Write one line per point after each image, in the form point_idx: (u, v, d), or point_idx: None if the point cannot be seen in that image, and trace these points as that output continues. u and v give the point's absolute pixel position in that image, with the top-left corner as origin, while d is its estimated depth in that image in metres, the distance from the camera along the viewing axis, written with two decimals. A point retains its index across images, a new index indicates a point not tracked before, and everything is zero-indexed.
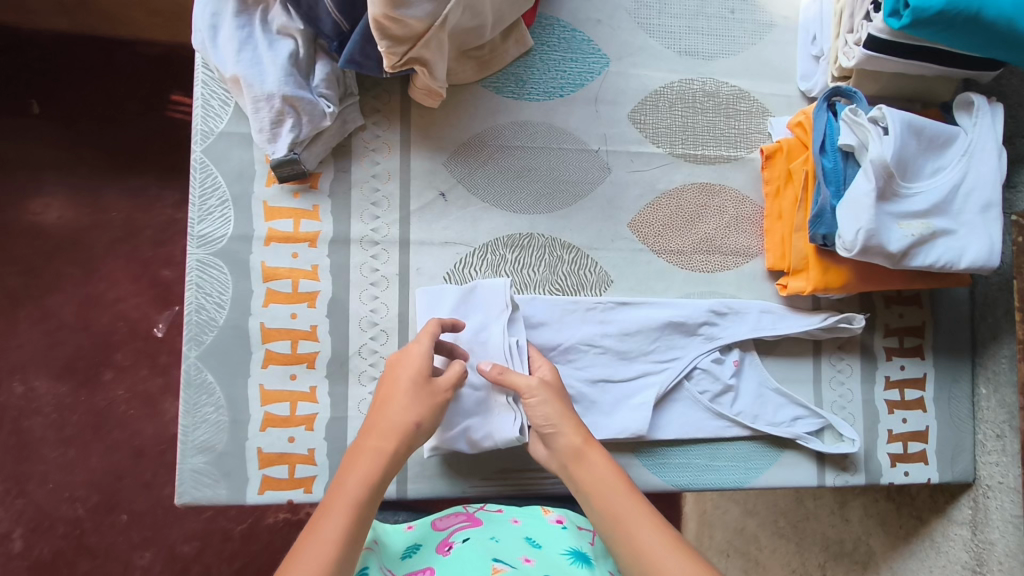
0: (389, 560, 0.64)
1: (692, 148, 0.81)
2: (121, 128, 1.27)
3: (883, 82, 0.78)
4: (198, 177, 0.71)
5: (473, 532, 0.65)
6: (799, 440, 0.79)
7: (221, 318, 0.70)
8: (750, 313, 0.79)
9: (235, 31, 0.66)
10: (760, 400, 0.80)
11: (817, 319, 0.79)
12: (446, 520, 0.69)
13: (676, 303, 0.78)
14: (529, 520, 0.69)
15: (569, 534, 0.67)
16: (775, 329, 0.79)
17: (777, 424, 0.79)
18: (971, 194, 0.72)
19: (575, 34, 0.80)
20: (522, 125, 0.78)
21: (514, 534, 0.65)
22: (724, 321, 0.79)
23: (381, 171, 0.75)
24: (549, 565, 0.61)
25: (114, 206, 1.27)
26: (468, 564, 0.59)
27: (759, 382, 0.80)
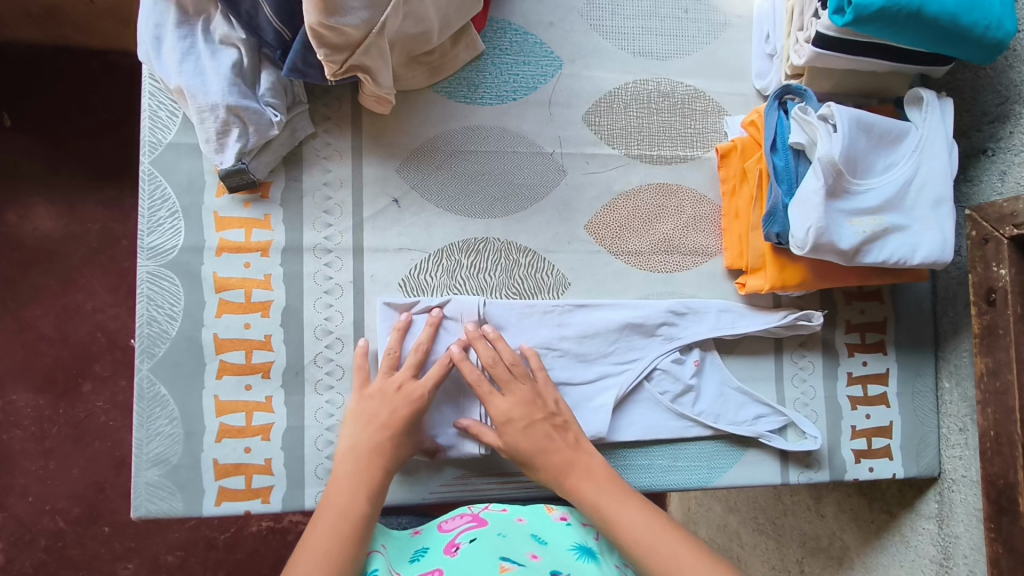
0: (397, 564, 0.63)
1: (648, 148, 0.81)
2: (90, 139, 1.27)
3: (836, 79, 0.78)
4: (147, 188, 0.71)
5: (480, 531, 0.63)
6: (761, 438, 0.79)
7: (173, 330, 0.70)
8: (710, 311, 0.79)
9: (177, 42, 0.66)
10: (722, 399, 0.79)
11: (777, 317, 0.79)
12: (451, 522, 0.68)
13: (634, 303, 0.78)
14: (534, 518, 0.68)
15: (572, 530, 0.66)
16: (735, 327, 0.79)
17: (739, 423, 0.79)
18: (922, 190, 0.72)
19: (527, 37, 0.80)
20: (476, 129, 0.78)
21: (520, 531, 0.64)
22: (683, 321, 0.78)
23: (333, 178, 0.74)
24: (558, 561, 0.60)
25: (85, 218, 1.27)
26: (478, 561, 0.58)
27: (720, 381, 0.80)
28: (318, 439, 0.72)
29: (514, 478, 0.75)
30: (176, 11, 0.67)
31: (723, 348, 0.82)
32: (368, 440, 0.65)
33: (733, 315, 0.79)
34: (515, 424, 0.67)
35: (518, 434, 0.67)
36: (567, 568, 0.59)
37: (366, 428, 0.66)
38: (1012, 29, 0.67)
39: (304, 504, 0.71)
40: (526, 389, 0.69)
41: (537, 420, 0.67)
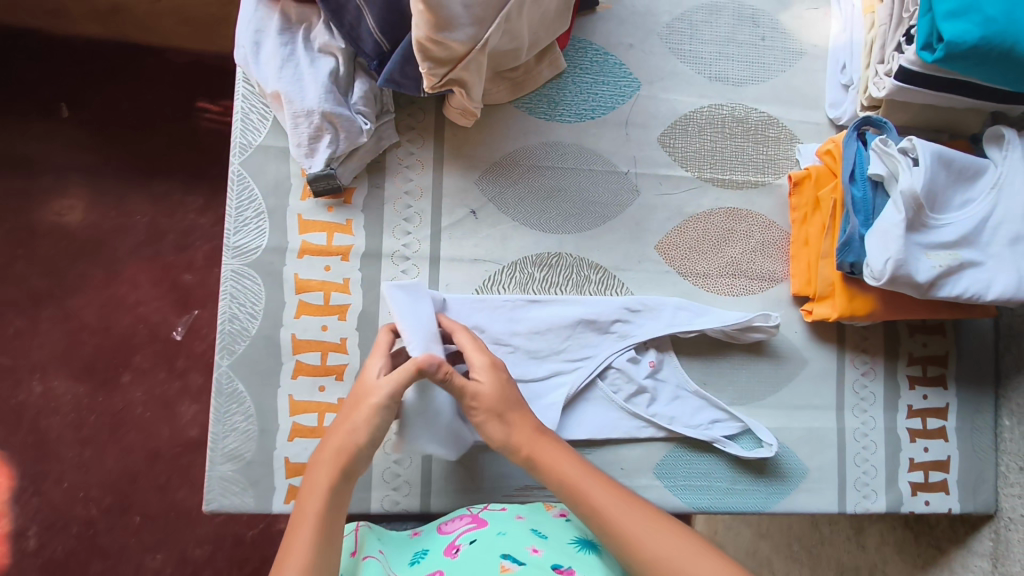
0: (398, 567, 0.62)
1: (720, 172, 0.82)
2: (151, 134, 1.29)
3: (913, 112, 0.79)
4: (235, 189, 0.72)
5: (480, 532, 0.63)
6: (715, 443, 0.77)
7: (253, 328, 0.72)
8: (663, 308, 0.77)
9: (279, 48, 0.68)
10: (677, 401, 0.78)
11: (736, 316, 0.77)
12: (451, 524, 0.67)
13: (588, 300, 0.76)
14: (532, 515, 0.67)
15: (572, 526, 0.65)
16: (690, 325, 0.76)
17: (694, 427, 0.77)
18: (1000, 227, 0.73)
19: (607, 58, 0.81)
20: (553, 145, 0.79)
21: (519, 526, 0.63)
22: (636, 318, 0.76)
23: (414, 187, 0.76)
24: (559, 553, 0.59)
25: (142, 211, 1.29)
26: (479, 560, 0.57)
27: (682, 380, 0.78)
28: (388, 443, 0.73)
29: None
30: (280, 18, 0.69)
31: (686, 350, 0.80)
32: (337, 430, 0.60)
33: (691, 316, 0.77)
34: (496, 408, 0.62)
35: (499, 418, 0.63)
36: (570, 561, 0.58)
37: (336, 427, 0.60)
38: None
39: (371, 507, 0.73)
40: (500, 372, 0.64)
41: (515, 404, 0.63)
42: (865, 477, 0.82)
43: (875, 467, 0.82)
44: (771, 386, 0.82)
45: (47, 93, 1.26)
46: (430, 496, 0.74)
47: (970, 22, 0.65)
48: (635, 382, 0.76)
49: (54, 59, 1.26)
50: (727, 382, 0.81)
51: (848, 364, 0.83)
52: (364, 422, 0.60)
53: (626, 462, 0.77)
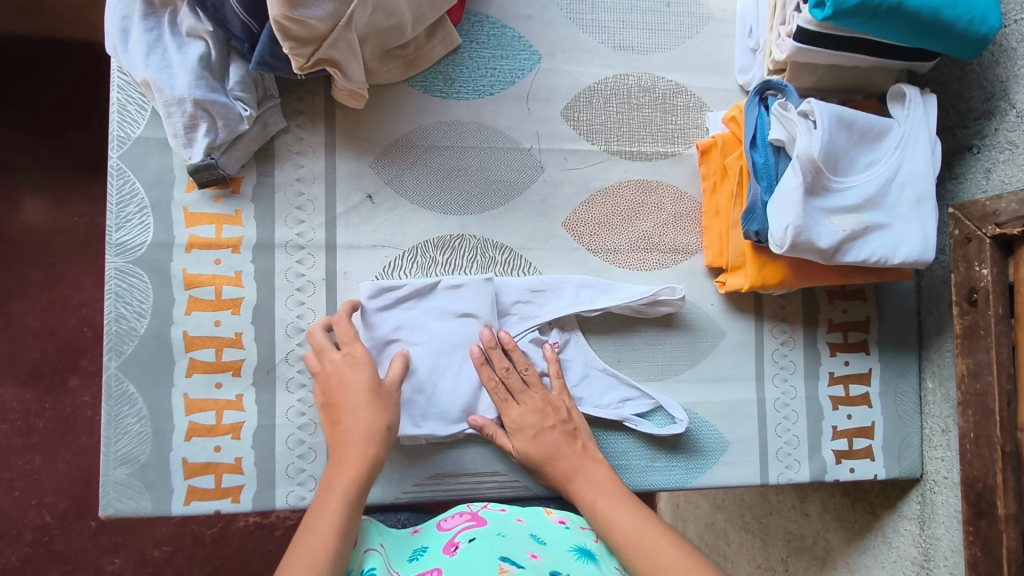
0: (394, 562, 0.61)
1: (627, 144, 0.80)
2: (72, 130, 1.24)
3: (820, 74, 0.76)
4: (115, 183, 0.70)
5: (479, 531, 0.61)
6: (626, 422, 0.76)
7: (141, 328, 0.69)
8: (566, 287, 0.75)
9: (143, 34, 0.65)
10: (587, 381, 0.76)
11: (645, 292, 0.75)
12: (450, 520, 0.66)
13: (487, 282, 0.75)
14: (532, 518, 0.65)
15: (572, 534, 0.64)
16: (594, 303, 0.75)
17: (605, 406, 0.76)
18: (904, 188, 0.71)
19: (505, 30, 0.78)
20: (451, 124, 0.76)
21: (519, 530, 0.62)
22: (539, 299, 0.75)
23: (306, 174, 0.73)
24: (557, 561, 0.57)
25: (68, 211, 1.25)
26: (476, 562, 0.54)
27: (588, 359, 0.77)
28: (289, 438, 0.71)
29: (488, 477, 0.75)
30: (142, 2, 0.65)
31: (601, 329, 0.79)
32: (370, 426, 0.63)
33: (596, 295, 0.75)
34: (528, 431, 0.69)
35: (528, 442, 0.68)
36: (567, 569, 0.56)
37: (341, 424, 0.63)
38: (997, 23, 0.65)
39: (275, 504, 0.71)
40: (539, 396, 0.70)
41: (548, 428, 0.69)
42: (787, 447, 0.81)
43: (797, 436, 0.81)
44: (688, 360, 0.80)
45: None
46: None
47: None
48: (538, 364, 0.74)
49: None
50: (642, 359, 0.79)
51: (767, 334, 0.82)
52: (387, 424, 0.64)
53: None
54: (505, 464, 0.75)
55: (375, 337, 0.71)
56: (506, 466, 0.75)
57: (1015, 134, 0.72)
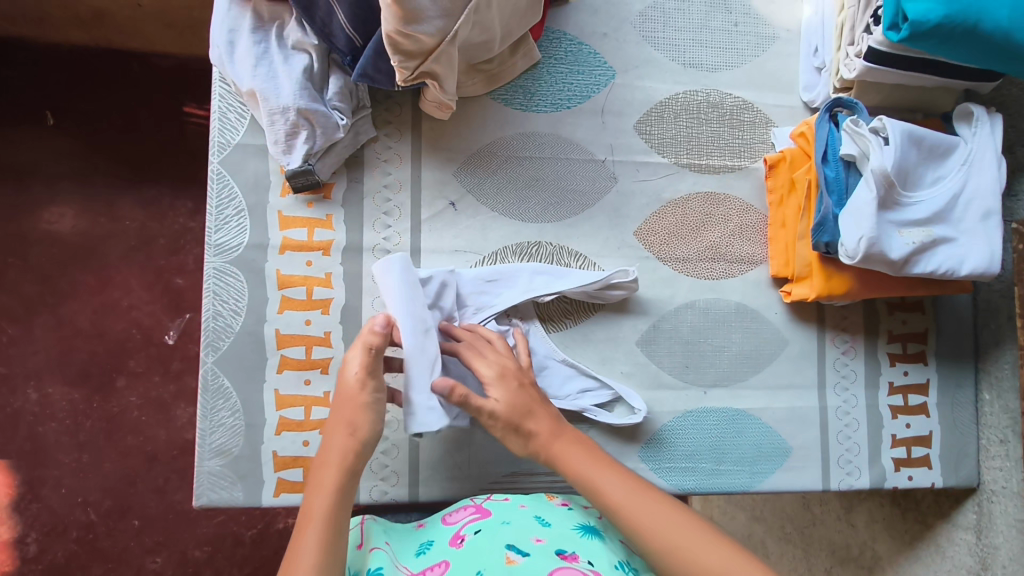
0: (404, 558, 0.63)
1: (697, 158, 0.83)
2: (136, 136, 1.28)
3: (885, 93, 0.80)
4: (215, 188, 0.73)
5: (484, 522, 0.64)
6: (585, 413, 0.76)
7: (237, 325, 0.72)
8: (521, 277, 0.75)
9: (252, 46, 0.69)
10: (545, 371, 0.77)
11: (592, 278, 0.76)
12: (456, 514, 0.68)
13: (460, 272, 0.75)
14: (535, 504, 0.68)
15: (575, 513, 0.68)
16: (548, 288, 0.75)
17: (563, 397, 0.76)
18: (971, 203, 0.74)
19: (581, 47, 0.82)
20: (530, 136, 0.80)
21: (524, 515, 0.65)
22: (493, 287, 0.75)
23: (393, 181, 0.77)
24: (562, 539, 0.61)
25: (127, 216, 1.28)
26: (483, 551, 0.58)
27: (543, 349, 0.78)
28: None
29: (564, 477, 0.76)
30: (252, 17, 0.69)
31: (669, 336, 0.81)
32: (338, 414, 0.60)
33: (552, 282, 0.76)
34: (506, 410, 0.62)
35: (505, 418, 0.62)
36: (571, 543, 0.61)
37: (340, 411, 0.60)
38: None
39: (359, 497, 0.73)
40: (505, 358, 0.66)
41: (521, 389, 0.64)
42: (848, 454, 0.83)
43: (858, 444, 0.83)
44: (752, 367, 0.82)
45: (27, 98, 1.25)
46: (417, 484, 0.75)
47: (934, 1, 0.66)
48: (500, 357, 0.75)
49: (31, 63, 1.24)
50: (709, 365, 0.82)
51: (829, 344, 0.84)
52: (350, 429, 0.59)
53: (611, 446, 0.78)
54: None
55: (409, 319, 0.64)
56: None
57: None
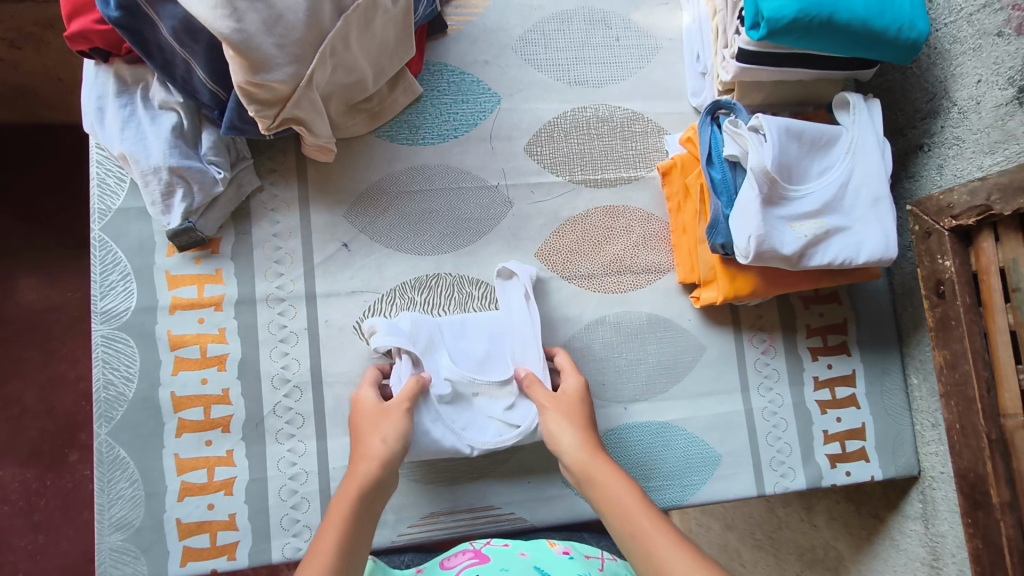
0: None
1: (592, 173, 0.83)
2: (81, 208, 1.17)
3: (766, 91, 0.80)
4: (98, 255, 0.72)
5: (482, 568, 0.61)
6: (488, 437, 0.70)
7: (130, 392, 0.71)
8: (513, 325, 0.74)
9: (118, 110, 0.68)
10: (455, 400, 0.71)
11: (521, 303, 0.75)
12: (454, 559, 0.66)
13: (481, 365, 0.72)
14: (536, 552, 0.64)
15: (577, 563, 0.62)
16: (478, 324, 0.74)
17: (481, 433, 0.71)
18: (859, 190, 0.73)
19: (463, 77, 0.82)
20: (419, 169, 0.79)
21: (523, 564, 0.62)
22: (484, 360, 0.73)
23: (282, 229, 0.76)
24: None
25: (73, 286, 1.17)
26: None
27: (488, 329, 0.74)
28: (282, 489, 0.71)
29: (483, 512, 0.75)
30: (116, 81, 0.69)
31: (580, 354, 0.80)
32: (368, 443, 0.63)
33: (455, 321, 0.74)
34: (557, 419, 0.67)
35: (556, 431, 0.66)
36: None
37: (371, 435, 0.64)
38: (926, 27, 0.70)
39: (271, 557, 0.70)
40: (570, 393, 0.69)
41: (576, 412, 0.68)
42: (779, 456, 0.81)
43: (788, 444, 0.82)
44: (671, 378, 0.81)
45: None
46: None
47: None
48: (447, 387, 0.69)
49: None
50: (626, 380, 0.80)
51: (747, 345, 0.83)
52: (382, 437, 0.63)
53: (531, 475, 0.77)
54: (499, 497, 0.76)
55: (478, 355, 0.73)
56: (498, 500, 0.76)
57: (959, 130, 0.75)
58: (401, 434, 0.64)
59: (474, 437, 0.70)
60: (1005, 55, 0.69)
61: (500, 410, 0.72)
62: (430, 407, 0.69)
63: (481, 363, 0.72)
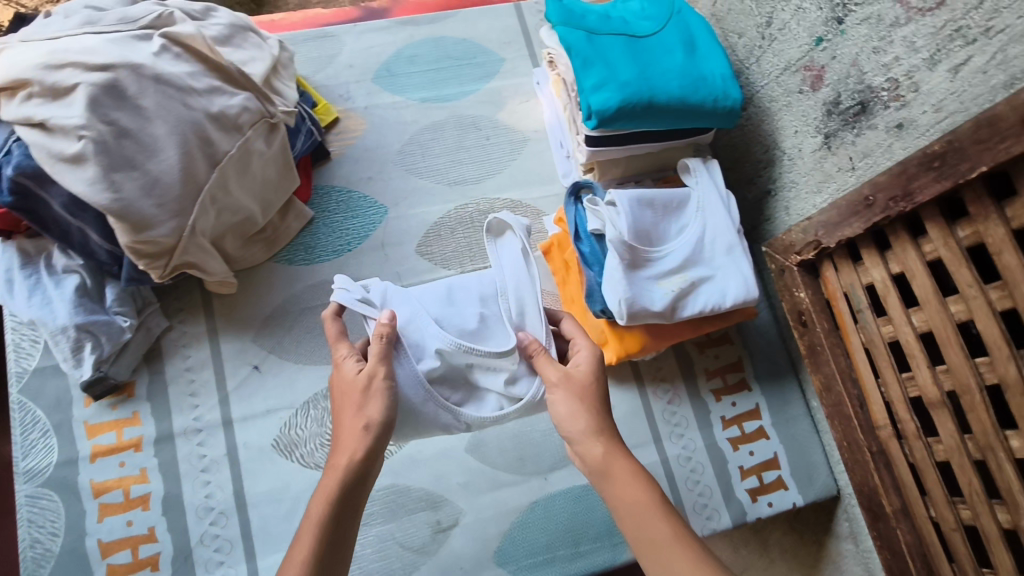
0: None
1: (481, 262, 0.89)
2: None
3: (622, 166, 0.89)
4: (16, 417, 0.75)
5: None
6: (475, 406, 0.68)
7: (56, 547, 0.72)
8: (506, 282, 0.71)
9: (23, 281, 0.73)
10: (450, 372, 0.68)
11: (515, 260, 0.72)
12: None
13: (476, 331, 0.69)
14: None
15: None
16: (470, 287, 0.72)
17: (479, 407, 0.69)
18: (715, 241, 0.81)
19: (351, 194, 0.90)
20: (319, 285, 0.85)
21: None
22: (481, 326, 0.69)
23: (194, 362, 0.80)
24: None
25: None
26: None
27: (479, 292, 0.71)
28: None
29: None
30: (19, 254, 0.74)
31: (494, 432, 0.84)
32: (348, 420, 0.60)
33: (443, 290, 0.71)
34: (570, 399, 0.62)
35: (565, 414, 0.61)
36: None
37: (348, 411, 0.60)
38: (738, 95, 0.80)
39: None
40: (579, 367, 0.64)
41: (591, 389, 0.62)
42: (701, 499, 0.85)
43: (707, 486, 0.85)
44: None
45: None
46: None
47: (607, 93, 0.76)
48: (437, 362, 0.66)
49: None
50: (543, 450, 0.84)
51: (652, 397, 0.88)
52: (364, 423, 0.59)
53: (464, 560, 0.79)
54: None
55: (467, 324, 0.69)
56: None
57: (792, 174, 0.84)
58: (379, 416, 0.60)
59: (472, 414, 0.68)
60: (810, 109, 0.79)
61: (500, 383, 0.68)
62: (418, 380, 0.66)
63: (473, 329, 0.69)
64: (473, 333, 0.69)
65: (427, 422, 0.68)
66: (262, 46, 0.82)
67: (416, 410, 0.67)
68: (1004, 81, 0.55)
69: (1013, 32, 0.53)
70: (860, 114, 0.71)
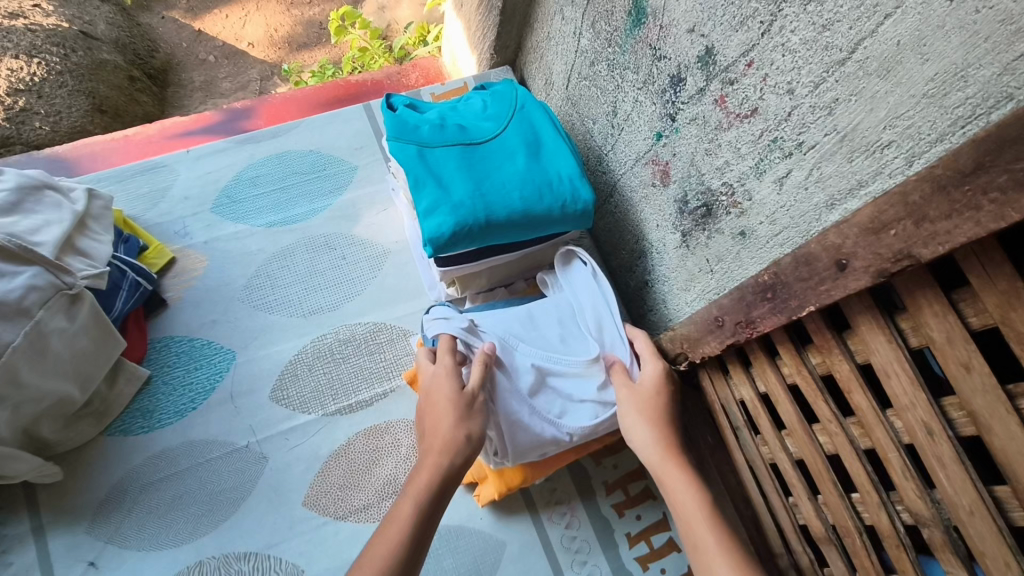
0: None
1: (345, 398, 0.81)
2: None
3: (486, 276, 0.81)
4: None
5: None
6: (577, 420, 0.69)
7: None
8: (583, 304, 0.73)
9: None
10: (544, 387, 0.69)
11: (589, 277, 0.75)
12: None
13: (571, 344, 0.71)
14: None
15: None
16: (534, 315, 0.73)
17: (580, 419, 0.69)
18: None
19: (194, 342, 0.83)
20: (161, 454, 0.76)
21: None
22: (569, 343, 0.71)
23: (16, 570, 0.69)
24: None
25: None
26: None
27: (556, 314, 0.73)
28: None
29: None
30: None
31: None
32: (441, 421, 0.62)
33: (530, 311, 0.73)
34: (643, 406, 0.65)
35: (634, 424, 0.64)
36: None
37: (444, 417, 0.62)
38: (588, 194, 0.74)
39: None
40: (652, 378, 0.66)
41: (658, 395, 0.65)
42: None
43: None
44: None
45: None
46: None
47: (438, 217, 0.69)
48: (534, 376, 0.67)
49: None
50: None
51: (548, 524, 0.81)
52: (466, 432, 0.61)
53: None
54: None
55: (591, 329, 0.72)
56: None
57: (661, 268, 0.78)
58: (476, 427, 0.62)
59: (573, 425, 0.68)
60: (663, 204, 0.72)
61: (592, 392, 0.69)
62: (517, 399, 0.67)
63: (590, 332, 0.72)
64: (566, 347, 0.71)
65: (531, 441, 0.67)
66: (61, 204, 0.74)
67: (524, 429, 0.66)
68: (824, 200, 0.49)
69: (823, 149, 0.47)
70: (707, 216, 0.65)
